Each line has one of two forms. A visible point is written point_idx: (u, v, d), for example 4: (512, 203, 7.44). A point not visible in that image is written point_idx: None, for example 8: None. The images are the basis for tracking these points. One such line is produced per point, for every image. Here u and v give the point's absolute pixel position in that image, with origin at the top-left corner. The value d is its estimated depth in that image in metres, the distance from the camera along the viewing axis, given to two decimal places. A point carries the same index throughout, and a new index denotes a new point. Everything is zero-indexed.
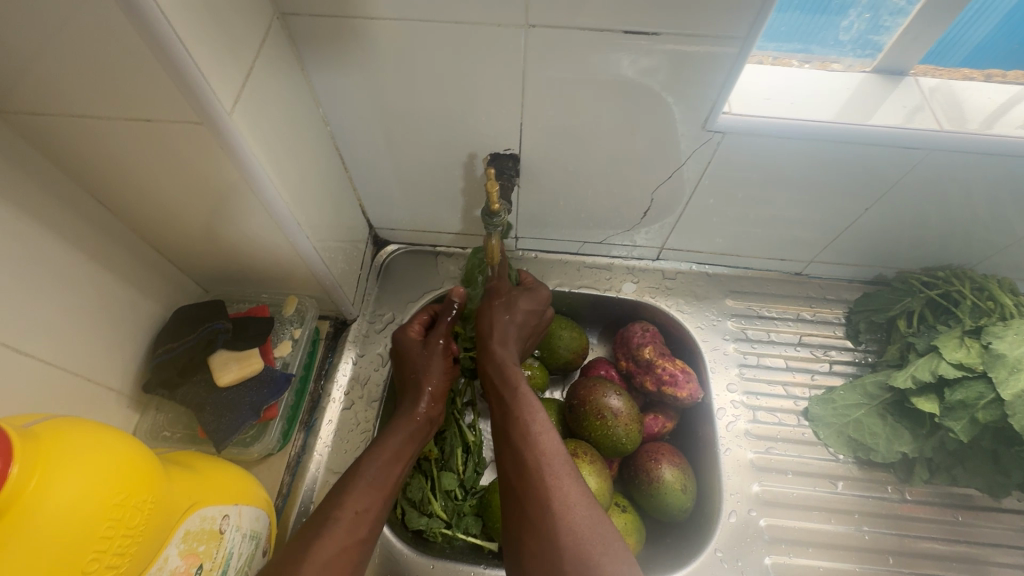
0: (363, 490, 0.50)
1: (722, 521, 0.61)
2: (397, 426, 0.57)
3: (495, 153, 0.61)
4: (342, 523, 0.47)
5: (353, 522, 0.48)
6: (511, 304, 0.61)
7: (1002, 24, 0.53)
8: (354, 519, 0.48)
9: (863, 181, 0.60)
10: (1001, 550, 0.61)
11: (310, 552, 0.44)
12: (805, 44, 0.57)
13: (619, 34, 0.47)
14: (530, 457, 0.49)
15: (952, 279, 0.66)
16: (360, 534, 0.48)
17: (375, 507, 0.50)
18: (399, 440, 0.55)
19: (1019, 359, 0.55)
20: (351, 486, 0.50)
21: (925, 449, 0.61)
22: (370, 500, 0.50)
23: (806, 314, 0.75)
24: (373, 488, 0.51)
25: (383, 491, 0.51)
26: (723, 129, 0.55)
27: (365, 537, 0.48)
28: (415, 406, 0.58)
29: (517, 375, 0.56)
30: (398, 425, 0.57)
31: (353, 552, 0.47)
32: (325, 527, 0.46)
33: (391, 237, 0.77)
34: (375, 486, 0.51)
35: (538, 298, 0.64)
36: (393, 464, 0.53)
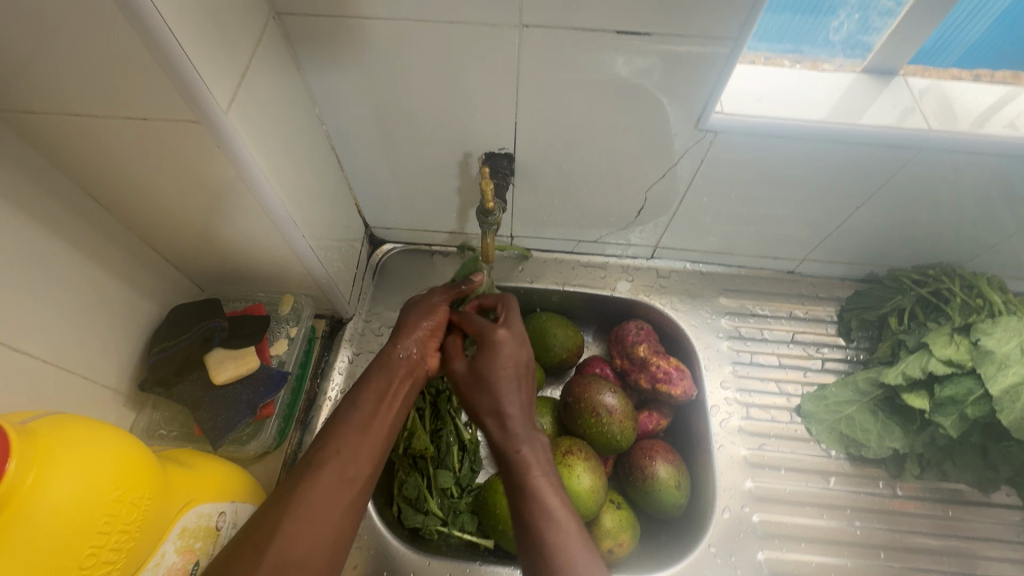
0: (348, 435, 0.46)
1: (715, 517, 0.62)
2: (386, 365, 0.52)
3: (490, 152, 0.62)
4: (330, 465, 0.44)
5: (341, 463, 0.45)
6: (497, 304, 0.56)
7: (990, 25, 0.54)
8: (342, 460, 0.45)
9: (854, 180, 0.61)
10: (991, 545, 0.62)
11: (296, 499, 0.42)
12: (796, 44, 0.57)
13: (612, 35, 0.48)
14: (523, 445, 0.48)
15: (942, 277, 0.67)
16: (347, 473, 0.44)
17: (362, 450, 0.46)
18: (390, 380, 0.51)
19: (1007, 356, 0.56)
20: (340, 429, 0.46)
21: (916, 444, 0.62)
22: (357, 444, 0.46)
23: (799, 312, 0.76)
24: (360, 431, 0.47)
25: (371, 434, 0.47)
26: (715, 129, 0.56)
27: (352, 478, 0.44)
28: (399, 346, 0.54)
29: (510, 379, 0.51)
30: (379, 367, 0.52)
31: (342, 494, 0.43)
32: (314, 470, 0.44)
33: (387, 236, 0.77)
34: (359, 429, 0.47)
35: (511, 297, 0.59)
36: (380, 407, 0.49)
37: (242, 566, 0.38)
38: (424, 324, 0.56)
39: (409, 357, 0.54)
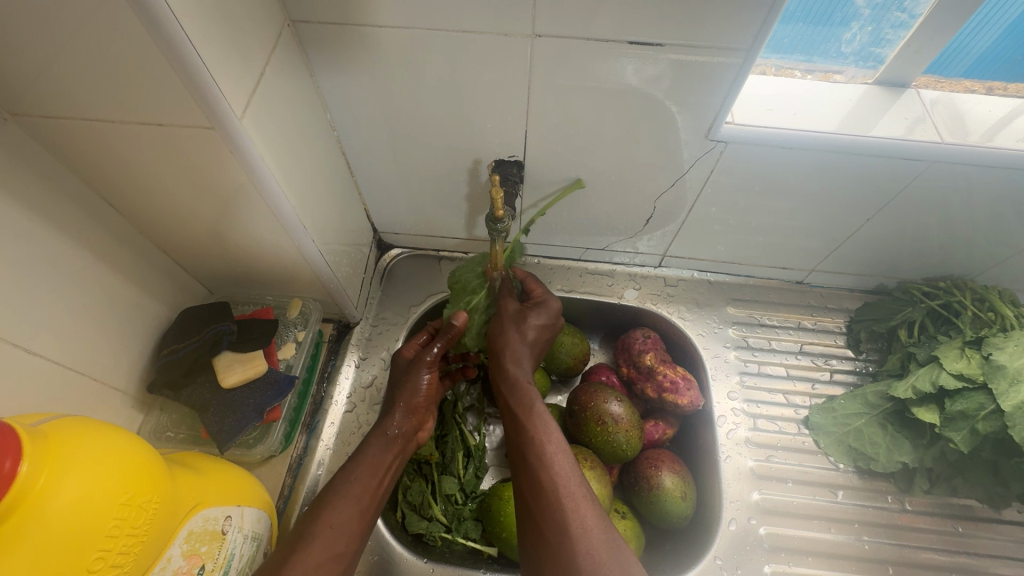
0: (342, 505, 0.50)
1: (722, 528, 0.61)
2: (370, 442, 0.56)
3: (500, 159, 0.62)
4: (319, 538, 0.47)
5: (330, 537, 0.48)
6: (522, 321, 0.59)
7: (1007, 34, 0.53)
8: (330, 532, 0.48)
9: (865, 191, 0.60)
10: (1002, 562, 0.61)
11: (282, 574, 0.44)
12: (808, 55, 0.57)
13: (624, 45, 0.48)
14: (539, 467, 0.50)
15: (952, 290, 0.66)
16: (337, 547, 0.48)
17: (352, 522, 0.49)
18: (380, 455, 0.55)
19: (1019, 371, 0.55)
20: (328, 503, 0.50)
21: (926, 459, 0.61)
22: (346, 515, 0.49)
23: (807, 323, 0.75)
24: (352, 503, 0.50)
25: (362, 503, 0.51)
26: (725, 138, 0.55)
27: (341, 552, 0.48)
28: (388, 421, 0.57)
29: (529, 395, 0.55)
30: (370, 447, 0.55)
31: (330, 566, 0.47)
32: (300, 544, 0.46)
33: (395, 241, 0.78)
34: (351, 500, 0.50)
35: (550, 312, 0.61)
36: (371, 481, 0.52)
37: None
38: (404, 396, 0.58)
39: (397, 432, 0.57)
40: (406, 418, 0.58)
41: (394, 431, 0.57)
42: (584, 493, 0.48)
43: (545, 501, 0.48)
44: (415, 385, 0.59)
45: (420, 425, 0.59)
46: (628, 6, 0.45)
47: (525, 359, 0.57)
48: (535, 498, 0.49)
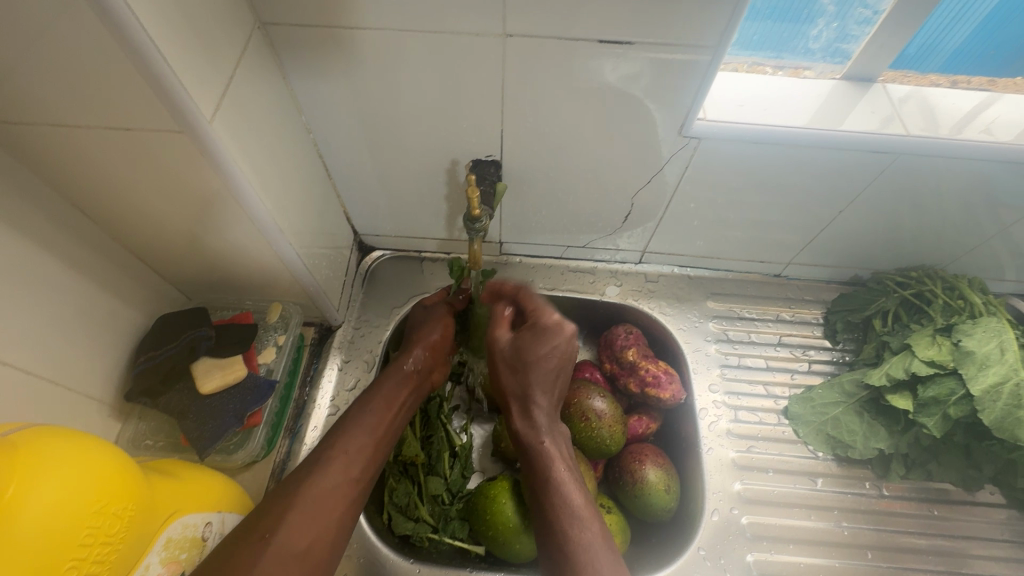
0: (355, 432, 0.53)
1: (705, 520, 0.62)
2: (386, 375, 0.59)
3: (477, 160, 0.62)
4: (336, 461, 0.50)
5: (346, 461, 0.50)
6: (525, 354, 0.58)
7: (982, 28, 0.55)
8: (347, 458, 0.51)
9: (837, 184, 0.62)
10: (978, 543, 0.62)
11: (303, 491, 0.47)
12: (777, 52, 0.58)
13: (595, 43, 0.49)
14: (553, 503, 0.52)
15: (924, 279, 0.68)
16: (353, 473, 0.50)
17: (367, 450, 0.52)
18: (393, 389, 0.58)
19: (988, 356, 0.57)
20: (345, 428, 0.53)
21: (901, 444, 0.62)
22: (360, 442, 0.52)
23: (786, 315, 0.76)
24: (366, 432, 0.53)
25: (376, 433, 0.54)
26: (699, 134, 0.56)
27: (356, 477, 0.50)
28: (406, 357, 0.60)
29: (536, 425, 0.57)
30: (387, 379, 0.58)
31: (346, 489, 0.49)
32: (319, 465, 0.49)
33: (376, 243, 0.78)
34: (366, 428, 0.53)
35: (552, 338, 0.59)
36: (387, 412, 0.56)
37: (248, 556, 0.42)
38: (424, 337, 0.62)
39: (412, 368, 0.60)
40: (423, 355, 0.61)
41: (411, 368, 0.60)
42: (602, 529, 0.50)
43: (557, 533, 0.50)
44: (432, 331, 0.63)
45: (433, 367, 0.62)
46: (598, 5, 0.46)
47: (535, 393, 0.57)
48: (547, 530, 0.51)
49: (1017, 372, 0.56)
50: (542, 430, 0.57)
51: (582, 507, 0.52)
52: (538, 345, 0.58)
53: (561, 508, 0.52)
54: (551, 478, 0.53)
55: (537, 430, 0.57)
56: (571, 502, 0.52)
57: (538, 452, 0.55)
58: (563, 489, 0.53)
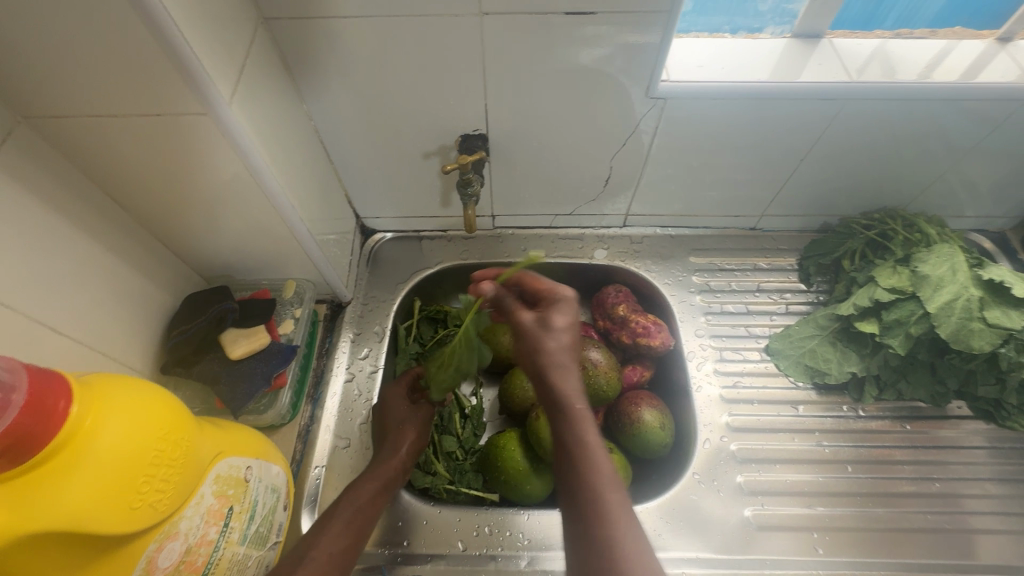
0: (338, 533, 0.53)
1: (698, 448, 0.67)
2: (371, 474, 0.60)
3: (465, 134, 0.66)
4: (317, 561, 0.50)
5: (327, 563, 0.51)
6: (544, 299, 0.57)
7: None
8: (328, 561, 0.51)
9: (796, 133, 0.67)
10: (949, 451, 0.68)
11: None
12: (731, 17, 0.64)
13: (561, 16, 0.53)
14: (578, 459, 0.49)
15: (886, 219, 0.74)
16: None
17: (347, 552, 0.53)
18: (374, 489, 0.59)
19: (941, 278, 0.62)
20: (326, 528, 0.53)
21: (872, 366, 0.67)
22: (342, 545, 0.53)
23: (762, 264, 0.82)
24: (345, 532, 0.54)
25: (355, 536, 0.54)
26: (664, 95, 0.61)
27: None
28: (390, 458, 0.62)
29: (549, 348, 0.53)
30: (368, 480, 0.60)
31: None
32: (302, 564, 0.49)
33: (378, 225, 0.83)
34: (348, 529, 0.54)
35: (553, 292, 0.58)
36: (366, 510, 0.57)
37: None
38: (405, 440, 0.64)
39: (395, 467, 0.62)
40: (405, 459, 0.63)
41: (392, 472, 0.61)
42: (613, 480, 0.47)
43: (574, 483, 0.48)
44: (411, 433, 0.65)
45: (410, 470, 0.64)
46: None
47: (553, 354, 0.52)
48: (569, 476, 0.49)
49: (967, 290, 0.61)
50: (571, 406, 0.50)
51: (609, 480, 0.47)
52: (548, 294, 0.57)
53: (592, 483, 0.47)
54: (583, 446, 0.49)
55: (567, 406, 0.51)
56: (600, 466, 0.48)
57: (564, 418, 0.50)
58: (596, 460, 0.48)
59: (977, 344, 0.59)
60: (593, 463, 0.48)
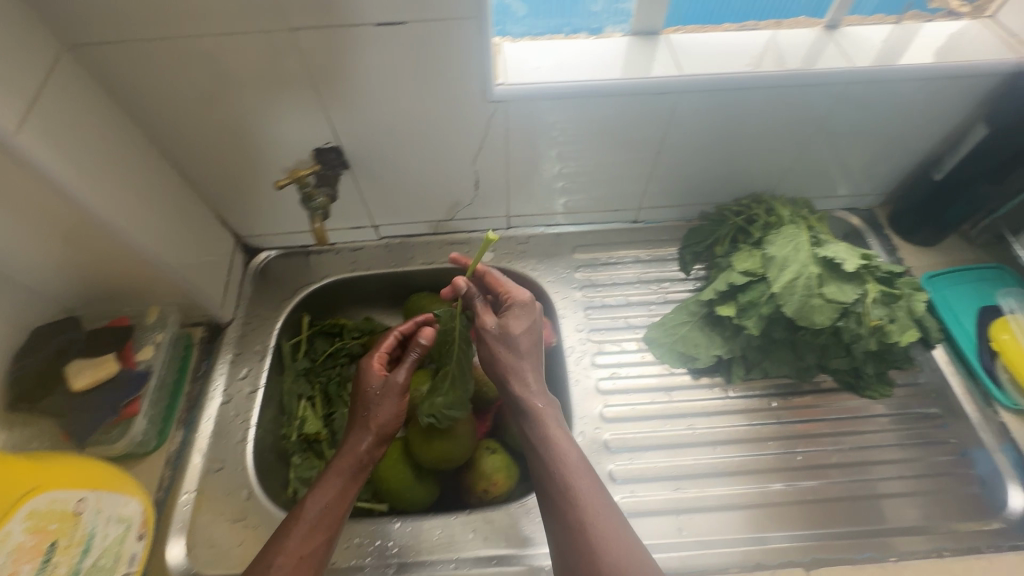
0: (306, 532, 0.54)
1: (572, 442, 0.68)
2: (336, 463, 0.59)
3: (317, 147, 0.66)
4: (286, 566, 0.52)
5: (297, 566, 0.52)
6: (505, 332, 0.61)
7: None
8: (299, 563, 0.53)
9: (645, 126, 0.69)
10: (817, 424, 0.70)
11: None
12: (567, 19, 0.66)
13: (372, 28, 0.54)
14: (558, 468, 0.55)
15: (750, 205, 0.77)
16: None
17: (320, 550, 0.54)
18: (340, 480, 0.58)
19: (785, 258, 0.65)
20: (292, 528, 0.55)
21: (736, 348, 0.70)
22: (313, 544, 0.54)
23: (643, 256, 0.84)
24: (308, 527, 0.55)
25: (326, 533, 0.55)
26: (500, 98, 0.62)
27: None
28: (359, 442, 0.60)
29: (511, 373, 0.60)
30: (334, 469, 0.59)
31: None
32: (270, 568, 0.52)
33: (261, 244, 0.83)
34: (314, 526, 0.55)
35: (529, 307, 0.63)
36: (336, 504, 0.57)
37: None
38: (376, 421, 0.61)
39: (365, 454, 0.60)
40: (377, 442, 0.61)
41: (364, 456, 0.60)
42: (591, 476, 0.55)
43: (564, 505, 0.53)
44: (384, 407, 0.61)
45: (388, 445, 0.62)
46: None
47: (558, 443, 0.57)
48: (558, 500, 0.54)
49: (806, 267, 0.63)
50: (541, 419, 0.58)
51: (585, 476, 0.55)
52: (517, 314, 0.62)
53: (573, 484, 0.54)
54: (563, 463, 0.55)
55: (535, 420, 0.58)
56: (569, 461, 0.55)
57: (540, 430, 0.58)
58: (576, 469, 0.55)
59: (819, 319, 0.62)
60: (568, 461, 0.55)
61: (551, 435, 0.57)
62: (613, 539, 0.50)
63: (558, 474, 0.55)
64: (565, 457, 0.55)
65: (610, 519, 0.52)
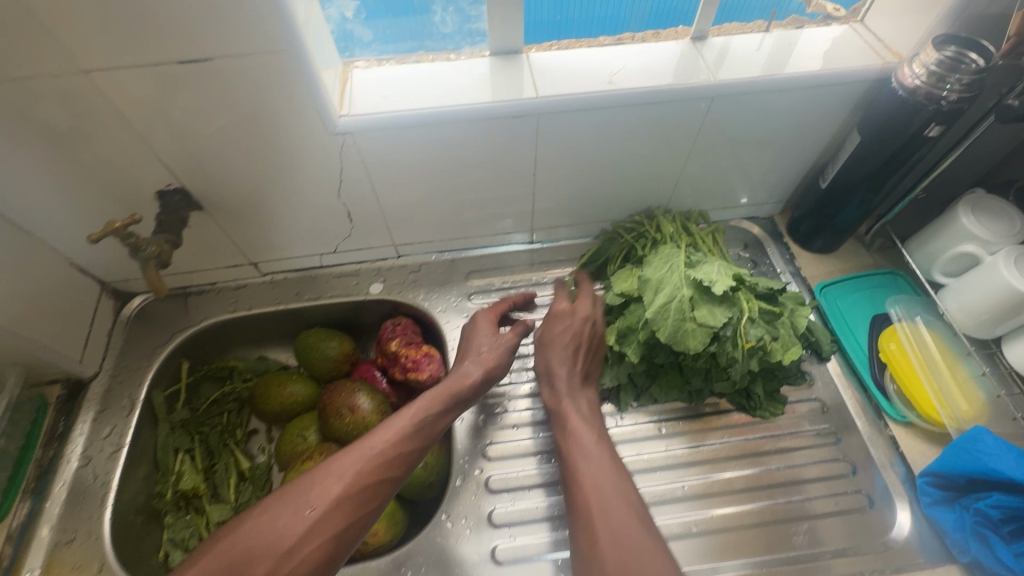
0: (359, 455, 0.53)
1: (450, 486, 0.65)
2: (438, 387, 0.60)
3: (159, 190, 0.62)
4: (336, 478, 0.51)
5: (341, 483, 0.51)
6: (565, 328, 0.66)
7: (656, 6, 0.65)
8: (341, 482, 0.51)
9: (513, 149, 0.66)
10: (708, 449, 0.68)
11: (273, 511, 0.49)
12: (419, 41, 0.64)
13: (177, 66, 0.50)
14: (588, 452, 0.56)
15: (642, 221, 0.75)
16: (351, 494, 0.50)
17: (370, 471, 0.52)
18: (431, 406, 0.58)
19: (659, 281, 0.63)
20: (347, 449, 0.53)
21: (622, 374, 0.67)
22: (363, 465, 0.52)
23: (539, 278, 0.82)
24: (378, 447, 0.53)
25: (378, 460, 0.53)
26: (345, 130, 0.58)
27: (349, 500, 0.50)
28: (462, 374, 0.62)
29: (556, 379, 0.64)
30: (431, 399, 0.59)
31: (337, 511, 0.49)
32: (315, 480, 0.51)
33: (133, 289, 0.78)
34: (378, 450, 0.53)
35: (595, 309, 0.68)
36: (404, 433, 0.55)
37: (263, 508, 0.50)
38: (484, 359, 0.65)
39: (462, 386, 0.61)
40: (481, 380, 0.63)
41: (463, 387, 0.61)
42: (621, 466, 0.55)
43: (586, 487, 0.53)
44: (496, 351, 0.66)
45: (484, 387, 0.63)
46: (158, 26, 0.47)
47: (584, 432, 0.59)
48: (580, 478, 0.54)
49: (678, 290, 0.61)
50: (581, 419, 0.60)
51: (615, 467, 0.55)
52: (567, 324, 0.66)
53: (599, 471, 0.54)
54: (591, 451, 0.56)
55: (578, 416, 0.61)
56: (593, 451, 0.56)
57: (575, 424, 0.60)
58: (602, 460, 0.55)
59: (692, 343, 0.59)
60: (593, 452, 0.56)
61: (587, 431, 0.59)
62: (631, 524, 0.49)
63: (585, 458, 0.56)
64: (577, 442, 0.58)
65: (631, 507, 0.51)
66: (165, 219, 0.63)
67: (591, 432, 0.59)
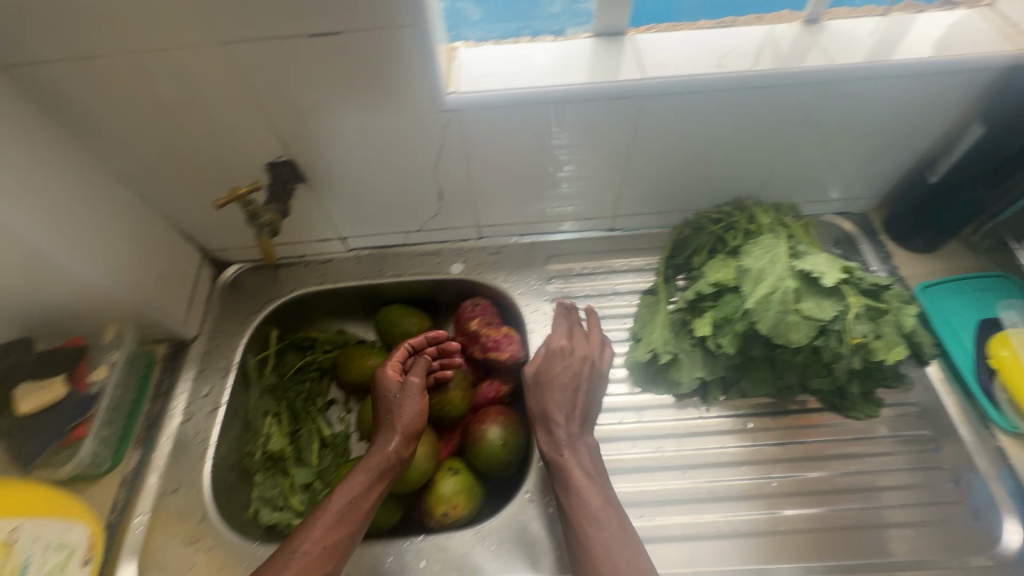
0: (335, 509, 0.56)
1: (532, 466, 0.66)
2: (389, 438, 0.60)
3: (270, 162, 0.65)
4: (320, 530, 0.55)
5: (324, 536, 0.55)
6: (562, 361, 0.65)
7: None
8: (328, 532, 0.55)
9: (610, 132, 0.65)
10: (795, 447, 0.66)
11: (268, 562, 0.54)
12: (525, 21, 0.64)
13: (306, 38, 0.52)
14: (592, 509, 0.56)
15: (733, 211, 0.73)
16: (334, 545, 0.55)
17: (346, 524, 0.56)
18: (392, 459, 0.59)
19: (760, 271, 0.62)
20: (330, 499, 0.57)
21: (716, 368, 0.65)
22: (341, 519, 0.56)
23: (619, 266, 0.81)
24: (348, 499, 0.57)
25: (353, 512, 0.57)
26: (452, 107, 0.59)
27: (333, 548, 0.55)
28: (392, 431, 0.61)
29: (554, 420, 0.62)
30: (392, 450, 0.60)
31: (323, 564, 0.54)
32: (303, 533, 0.55)
33: (229, 258, 0.82)
34: (348, 504, 0.57)
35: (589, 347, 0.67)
36: (369, 485, 0.58)
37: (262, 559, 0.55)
38: (404, 415, 0.62)
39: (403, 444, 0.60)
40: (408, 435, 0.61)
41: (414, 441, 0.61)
42: (622, 523, 0.56)
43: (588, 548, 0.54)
44: (408, 407, 0.62)
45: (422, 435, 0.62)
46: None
47: (586, 485, 0.58)
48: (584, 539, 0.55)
49: (782, 281, 0.59)
50: (585, 468, 0.59)
51: (616, 527, 0.55)
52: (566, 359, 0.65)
53: (605, 533, 0.55)
54: (598, 508, 0.56)
55: (579, 465, 0.59)
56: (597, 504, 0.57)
57: (581, 474, 0.59)
58: (610, 520, 0.56)
59: (795, 336, 0.58)
60: (599, 509, 0.56)
61: (595, 480, 0.59)
62: None
63: (590, 517, 0.56)
64: (581, 501, 0.57)
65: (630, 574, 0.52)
66: (274, 190, 0.66)
67: (600, 484, 0.58)
